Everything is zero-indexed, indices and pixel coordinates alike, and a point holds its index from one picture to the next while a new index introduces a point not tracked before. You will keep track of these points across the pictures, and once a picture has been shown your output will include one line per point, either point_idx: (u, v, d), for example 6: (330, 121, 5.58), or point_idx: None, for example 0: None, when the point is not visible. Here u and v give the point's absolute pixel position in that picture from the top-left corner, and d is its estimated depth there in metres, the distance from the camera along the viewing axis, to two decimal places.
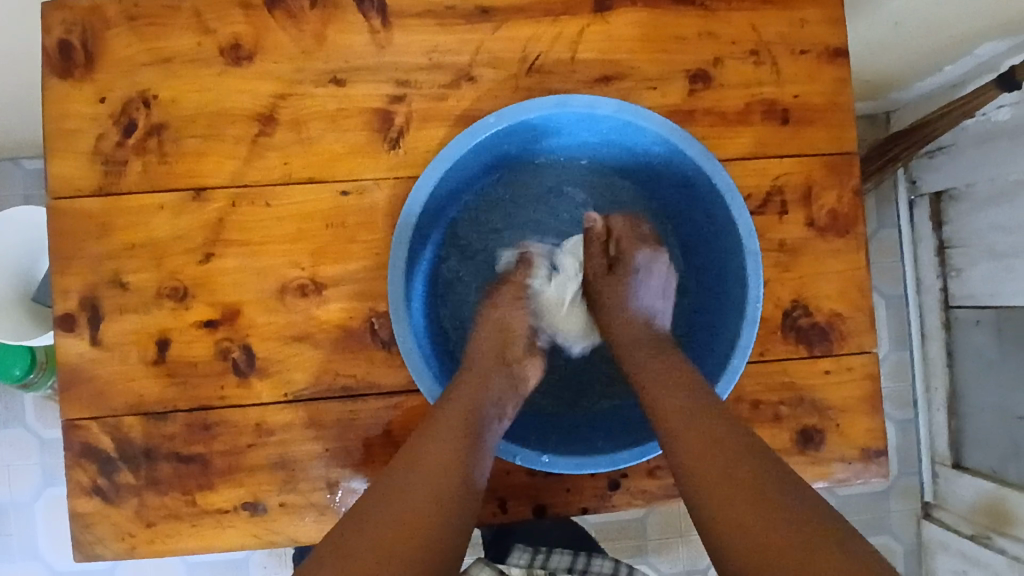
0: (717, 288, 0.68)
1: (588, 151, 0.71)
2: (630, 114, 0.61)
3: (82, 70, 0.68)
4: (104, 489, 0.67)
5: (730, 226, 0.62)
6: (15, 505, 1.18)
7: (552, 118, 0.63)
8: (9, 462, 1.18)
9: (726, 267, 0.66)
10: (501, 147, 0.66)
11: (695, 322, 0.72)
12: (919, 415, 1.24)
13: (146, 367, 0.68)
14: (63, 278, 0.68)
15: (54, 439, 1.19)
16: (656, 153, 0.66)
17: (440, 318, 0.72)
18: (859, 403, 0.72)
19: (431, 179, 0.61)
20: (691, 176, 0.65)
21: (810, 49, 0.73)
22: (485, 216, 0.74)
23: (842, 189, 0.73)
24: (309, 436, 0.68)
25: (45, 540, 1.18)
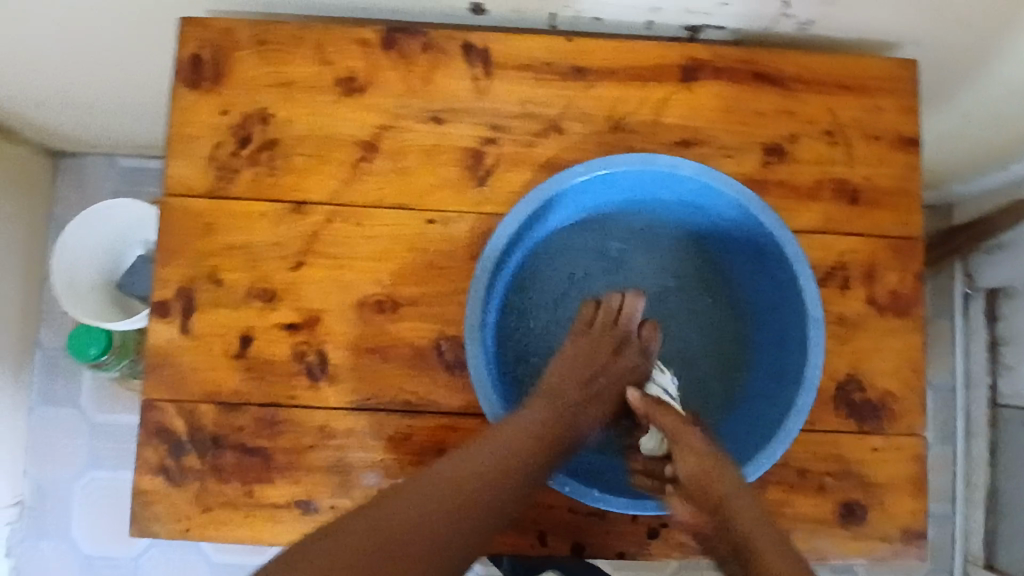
0: (777, 351, 0.71)
1: (665, 207, 0.75)
2: (711, 179, 0.65)
3: (209, 84, 0.75)
4: (170, 469, 0.72)
5: (795, 293, 0.66)
6: (55, 484, 1.43)
7: (636, 173, 0.68)
8: (57, 444, 1.43)
9: (788, 332, 0.68)
10: (584, 194, 0.70)
11: (751, 381, 0.74)
12: (957, 511, 1.22)
13: (227, 359, 0.72)
14: (164, 268, 0.73)
15: (100, 423, 1.44)
16: (730, 216, 0.70)
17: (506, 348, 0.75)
18: (905, 483, 0.73)
19: (517, 218, 0.65)
20: (762, 241, 0.68)
21: (883, 136, 0.77)
22: (560, 256, 0.77)
23: (904, 272, 0.75)
24: (366, 445, 0.72)
25: (76, 519, 1.42)
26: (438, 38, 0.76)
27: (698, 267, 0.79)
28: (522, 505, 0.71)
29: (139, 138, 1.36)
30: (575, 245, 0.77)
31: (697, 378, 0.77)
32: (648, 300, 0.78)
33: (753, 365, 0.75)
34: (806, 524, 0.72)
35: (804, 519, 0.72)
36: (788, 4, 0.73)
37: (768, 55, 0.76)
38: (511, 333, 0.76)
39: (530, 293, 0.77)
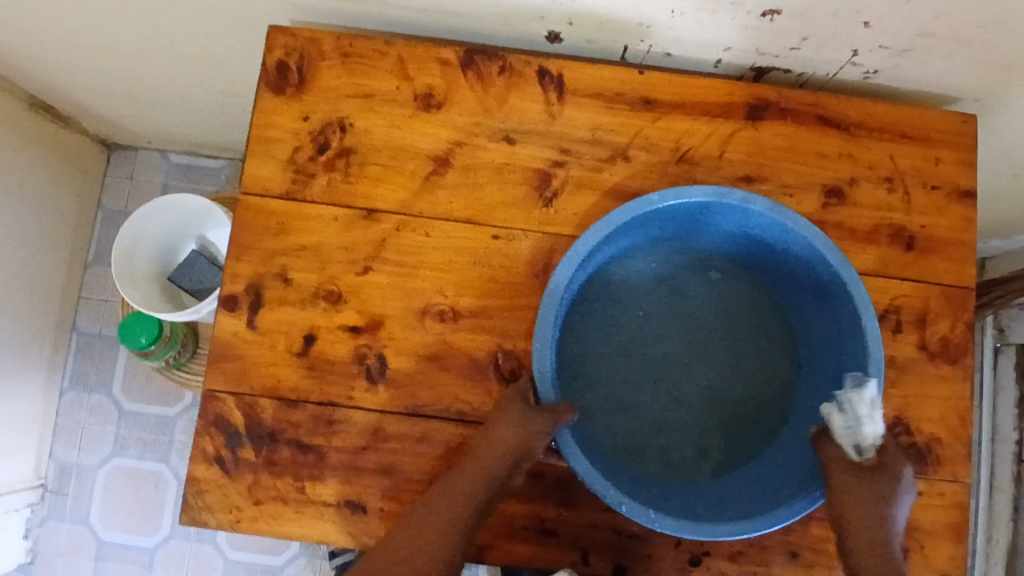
0: (833, 387, 0.72)
1: (729, 239, 0.77)
2: (779, 215, 0.67)
3: (293, 90, 0.78)
4: (224, 460, 0.73)
5: (856, 331, 0.67)
6: (79, 469, 1.44)
7: (704, 206, 0.70)
8: (85, 428, 1.45)
9: (844, 369, 0.70)
10: (651, 223, 0.73)
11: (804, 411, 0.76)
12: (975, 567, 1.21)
13: (289, 356, 0.74)
14: (236, 263, 0.75)
15: (129, 409, 1.45)
16: (795, 253, 0.72)
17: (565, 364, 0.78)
18: (946, 529, 0.73)
19: (589, 242, 0.67)
20: (825, 279, 0.70)
21: (940, 186, 0.79)
22: (619, 279, 0.80)
23: (955, 320, 0.76)
24: (418, 451, 0.73)
25: (97, 507, 1.44)
26: (516, 62, 0.78)
27: (754, 300, 0.81)
28: (568, 522, 0.72)
29: (195, 134, 1.40)
30: (634, 267, 0.80)
31: (746, 405, 0.78)
32: (704, 328, 0.80)
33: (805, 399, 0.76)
34: None
35: None
36: (857, 53, 0.76)
37: (833, 101, 0.79)
38: (569, 349, 0.78)
39: (588, 312, 0.79)
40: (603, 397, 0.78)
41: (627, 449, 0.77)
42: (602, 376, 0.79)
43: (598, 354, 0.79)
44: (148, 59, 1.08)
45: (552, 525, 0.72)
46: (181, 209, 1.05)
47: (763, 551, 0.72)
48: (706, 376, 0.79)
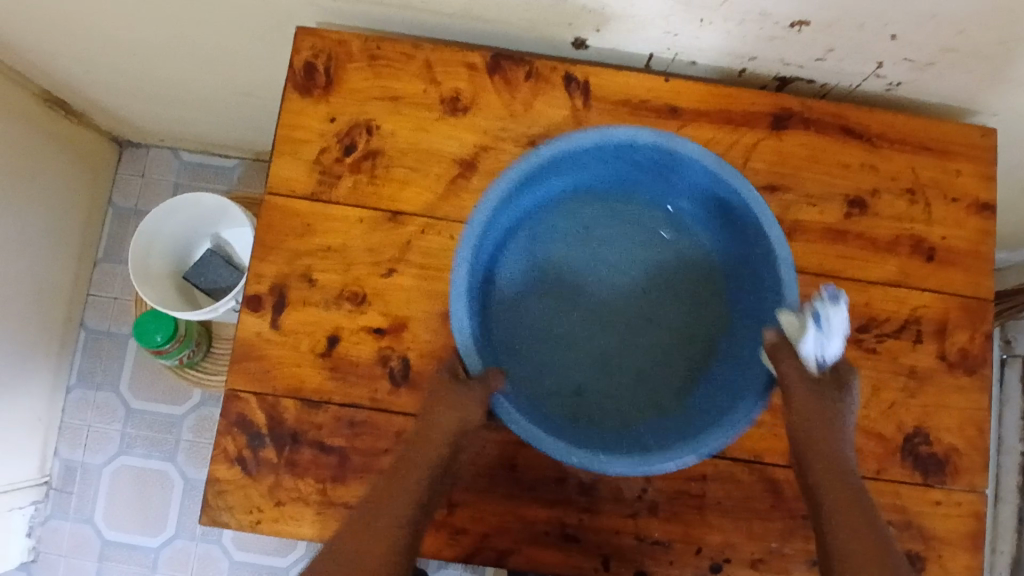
0: (757, 315, 0.72)
1: (624, 176, 0.77)
2: (667, 145, 0.68)
3: (319, 91, 0.78)
4: (245, 460, 0.72)
5: (763, 245, 0.68)
6: (84, 467, 1.43)
7: (597, 149, 0.70)
8: (91, 426, 1.44)
9: (763, 288, 0.71)
10: (554, 172, 0.73)
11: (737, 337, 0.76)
12: None
13: (312, 357, 0.74)
14: (260, 263, 0.75)
15: (136, 408, 1.44)
16: (693, 179, 0.72)
17: (495, 327, 0.77)
18: (962, 539, 0.74)
19: (496, 193, 0.66)
20: (727, 199, 0.71)
21: (960, 199, 0.79)
22: (538, 238, 0.80)
23: (974, 331, 0.77)
24: (440, 454, 0.73)
25: (101, 506, 1.42)
26: (542, 68, 0.79)
27: (670, 233, 0.81)
28: (589, 528, 0.72)
29: (209, 133, 1.40)
30: (551, 222, 0.80)
31: (682, 338, 0.79)
32: (628, 270, 0.80)
33: (735, 332, 0.77)
34: None
35: None
36: (881, 65, 0.76)
37: (856, 112, 0.80)
38: (496, 311, 0.78)
39: (513, 272, 0.79)
40: (537, 351, 0.77)
41: (573, 402, 0.76)
42: (531, 331, 0.78)
43: (527, 311, 0.78)
44: (167, 58, 1.08)
45: (573, 531, 0.72)
46: (199, 209, 1.05)
47: (783, 559, 0.72)
48: (639, 315, 0.79)
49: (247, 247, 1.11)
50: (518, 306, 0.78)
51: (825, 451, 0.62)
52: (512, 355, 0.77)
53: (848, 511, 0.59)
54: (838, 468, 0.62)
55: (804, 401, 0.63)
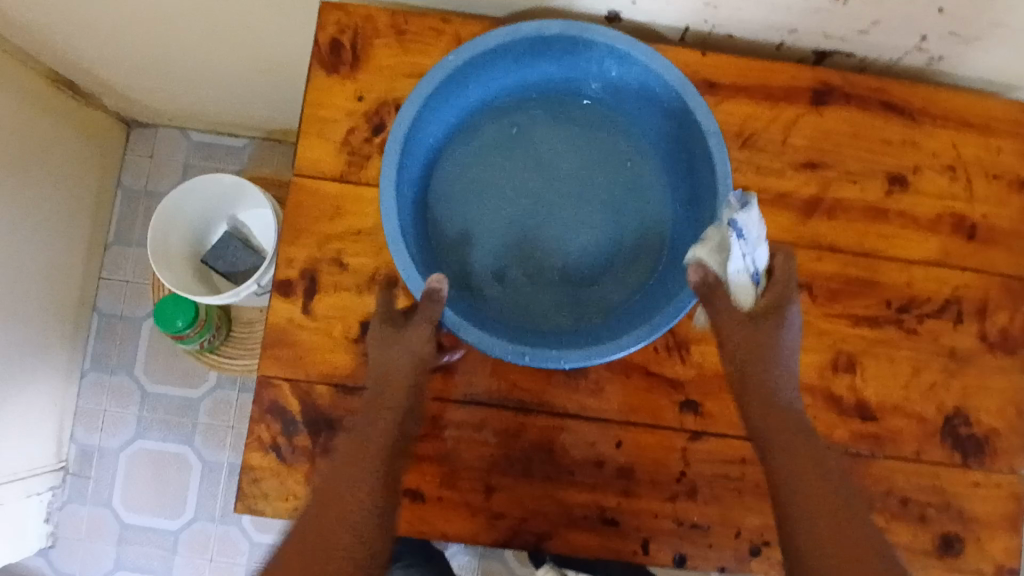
0: (695, 206, 0.67)
1: (548, 71, 0.69)
2: (578, 32, 0.62)
3: (347, 68, 0.76)
4: (280, 447, 0.71)
5: (696, 131, 0.64)
6: (100, 451, 1.43)
7: (507, 48, 0.64)
8: (106, 409, 1.43)
9: (699, 175, 0.66)
10: (472, 76, 0.66)
11: (682, 226, 0.69)
12: None
13: (344, 342, 0.73)
14: (290, 246, 0.73)
15: (151, 391, 1.44)
16: (615, 69, 0.67)
17: (438, 250, 0.69)
18: (1001, 520, 0.73)
19: (416, 103, 0.61)
20: (646, 83, 0.65)
21: (1002, 176, 0.78)
22: (470, 149, 0.71)
23: (1014, 311, 0.76)
24: (477, 439, 0.72)
25: (119, 490, 1.42)
26: None
27: (607, 125, 0.73)
28: (627, 511, 0.71)
29: (220, 113, 1.38)
30: (481, 131, 0.72)
31: (634, 236, 0.71)
32: (568, 169, 0.71)
33: (677, 222, 0.70)
34: (906, 554, 0.72)
35: (905, 549, 0.72)
36: (925, 39, 0.74)
37: (897, 86, 0.78)
38: (437, 233, 0.70)
39: (451, 190, 0.71)
40: (485, 268, 0.70)
41: (529, 315, 0.69)
42: (478, 250, 0.70)
43: (468, 226, 0.70)
44: (181, 33, 1.05)
45: (611, 515, 0.71)
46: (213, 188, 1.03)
47: None
48: (585, 215, 0.71)
49: (265, 228, 1.10)
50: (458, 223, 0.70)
51: (762, 385, 0.64)
52: (458, 275, 0.69)
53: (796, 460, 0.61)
54: (785, 408, 0.63)
55: (736, 330, 0.64)
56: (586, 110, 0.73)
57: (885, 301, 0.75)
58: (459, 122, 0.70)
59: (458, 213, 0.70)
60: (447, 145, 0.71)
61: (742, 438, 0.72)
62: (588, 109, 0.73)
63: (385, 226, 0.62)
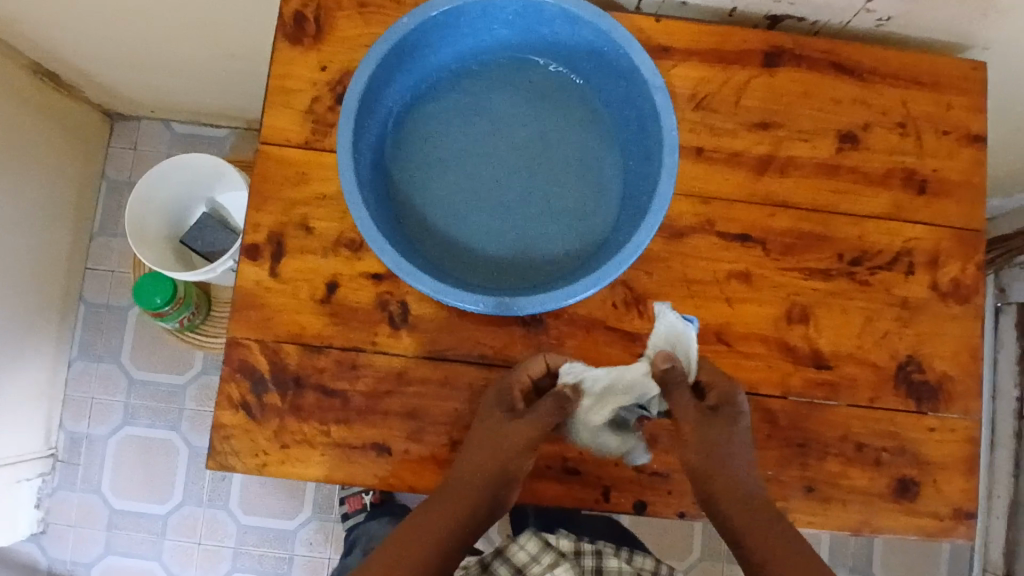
0: (645, 160, 0.69)
1: (502, 34, 0.71)
2: None
3: (310, 39, 0.78)
4: (250, 406, 0.73)
5: (642, 87, 0.66)
6: (89, 439, 1.45)
7: (459, 10, 0.66)
8: (94, 397, 1.45)
9: (648, 130, 0.68)
10: (426, 40, 0.68)
11: (634, 181, 0.71)
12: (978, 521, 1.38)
13: (312, 303, 0.75)
14: (256, 212, 0.75)
15: (138, 378, 1.45)
16: (566, 30, 0.69)
17: (397, 210, 0.72)
18: (956, 463, 0.75)
19: (370, 63, 0.64)
20: (595, 42, 0.68)
21: (951, 131, 0.80)
22: (428, 113, 0.73)
23: (966, 262, 0.78)
24: (442, 395, 0.74)
25: (108, 476, 1.44)
26: None
27: (562, 88, 0.74)
28: (589, 460, 0.74)
29: (202, 103, 1.40)
30: (439, 96, 0.74)
31: (589, 193, 0.72)
32: (524, 131, 0.73)
33: (629, 178, 0.72)
34: (862, 497, 0.74)
35: (861, 492, 0.74)
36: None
37: (846, 47, 0.80)
38: (396, 194, 0.72)
39: (411, 153, 0.73)
40: (444, 227, 0.72)
41: (487, 271, 0.71)
42: (437, 210, 0.72)
43: (427, 187, 0.72)
44: (157, 19, 1.07)
45: (574, 464, 0.74)
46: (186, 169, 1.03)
47: (780, 486, 0.74)
48: (541, 175, 0.73)
49: (241, 209, 1.11)
50: (416, 184, 0.72)
51: (727, 469, 0.68)
52: (418, 234, 0.72)
53: (769, 539, 0.64)
54: (758, 505, 0.67)
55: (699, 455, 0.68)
56: (540, 71, 0.75)
57: (838, 255, 0.77)
58: (418, 88, 0.72)
59: (417, 175, 0.73)
60: (405, 108, 0.73)
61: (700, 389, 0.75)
62: (543, 73, 0.75)
63: (342, 183, 0.64)
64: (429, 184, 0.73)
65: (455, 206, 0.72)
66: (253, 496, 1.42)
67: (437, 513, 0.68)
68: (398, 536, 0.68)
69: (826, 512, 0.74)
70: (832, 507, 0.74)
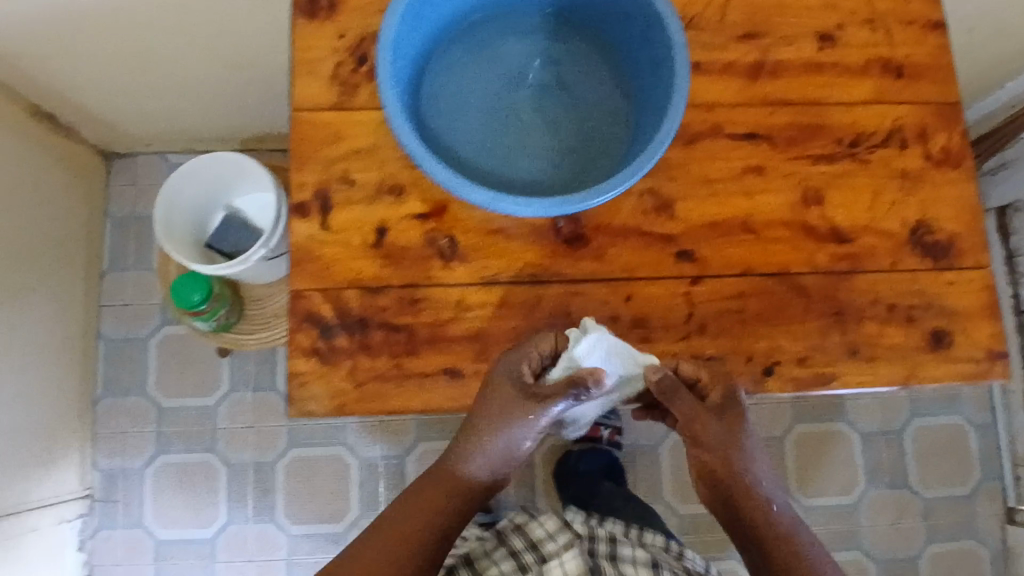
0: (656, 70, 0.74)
1: None
2: None
3: (324, 12, 0.83)
4: (322, 352, 0.77)
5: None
6: (125, 472, 1.44)
7: None
8: (125, 431, 1.45)
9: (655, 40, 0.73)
10: None
11: (647, 94, 0.76)
12: (997, 418, 1.47)
13: (365, 249, 0.79)
14: (300, 173, 0.80)
15: (167, 407, 1.46)
16: None
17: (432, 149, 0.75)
18: (980, 310, 0.81)
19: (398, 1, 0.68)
20: None
21: (915, 21, 0.88)
22: (446, 65, 0.78)
23: (950, 132, 0.85)
24: (501, 315, 0.78)
25: (150, 506, 1.43)
26: None
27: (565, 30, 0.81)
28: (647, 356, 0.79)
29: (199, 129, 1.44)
30: (454, 48, 0.79)
31: (606, 116, 0.78)
32: (538, 70, 0.79)
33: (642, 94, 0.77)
34: (901, 352, 0.80)
35: (899, 348, 0.80)
36: None
37: None
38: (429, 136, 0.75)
39: (436, 101, 0.77)
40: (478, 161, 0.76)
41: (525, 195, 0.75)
42: (468, 147, 0.76)
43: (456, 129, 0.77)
44: (164, 43, 1.11)
45: None
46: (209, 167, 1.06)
47: (826, 353, 0.79)
48: (560, 105, 0.78)
49: (261, 208, 1.15)
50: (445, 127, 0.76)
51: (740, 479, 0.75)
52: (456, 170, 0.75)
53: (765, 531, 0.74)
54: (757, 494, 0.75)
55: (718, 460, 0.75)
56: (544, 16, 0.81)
57: (837, 140, 0.83)
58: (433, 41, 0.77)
59: (445, 119, 0.77)
60: (425, 60, 0.77)
61: (737, 276, 0.80)
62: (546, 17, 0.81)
63: (387, 116, 0.67)
64: (456, 125, 0.77)
65: (485, 141, 0.76)
66: (300, 503, 1.43)
67: (423, 510, 0.75)
68: (398, 507, 0.76)
69: (871, 370, 0.79)
70: (875, 364, 0.79)
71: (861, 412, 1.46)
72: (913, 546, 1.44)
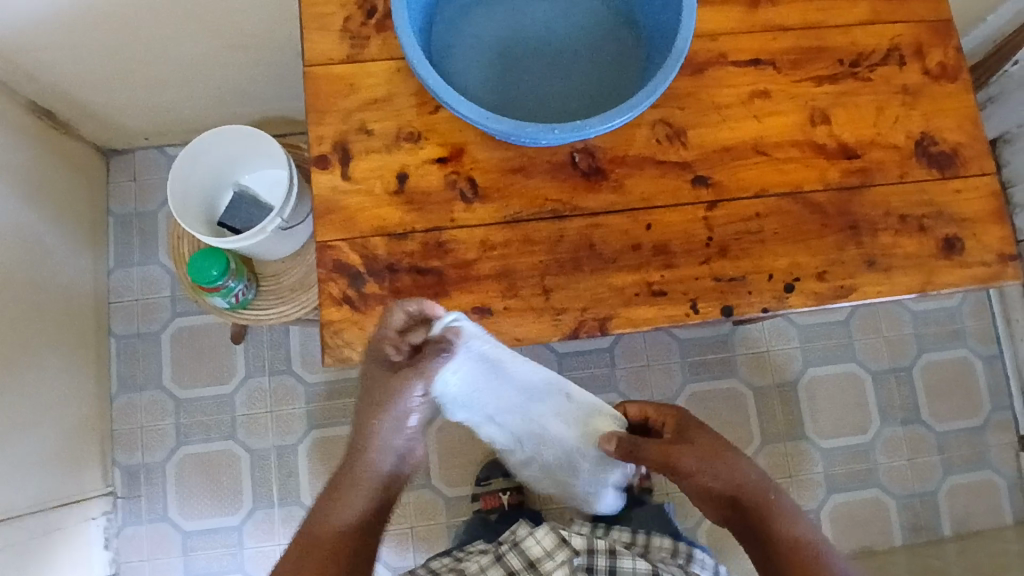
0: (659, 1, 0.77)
1: None
2: None
3: None
4: (353, 299, 0.78)
5: None
6: (146, 467, 1.44)
7: None
8: (143, 426, 1.45)
9: None
10: None
11: (653, 27, 0.79)
12: (1002, 349, 1.49)
13: (387, 196, 0.80)
14: (318, 127, 0.81)
15: (184, 398, 1.46)
16: None
17: None
18: (988, 215, 0.84)
19: None
20: None
21: None
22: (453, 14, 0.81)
23: (945, 47, 0.88)
24: (526, 251, 0.79)
25: (173, 499, 1.43)
26: None
27: None
28: (672, 281, 0.80)
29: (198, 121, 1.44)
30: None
31: (613, 51, 0.81)
32: (543, 12, 0.82)
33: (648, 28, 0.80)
34: (917, 260, 0.82)
35: (914, 256, 0.82)
36: None
37: None
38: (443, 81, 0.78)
39: (446, 48, 0.80)
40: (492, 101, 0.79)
41: None
42: (481, 89, 0.79)
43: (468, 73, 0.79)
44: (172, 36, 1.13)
45: (660, 287, 0.79)
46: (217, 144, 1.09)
47: (845, 265, 0.81)
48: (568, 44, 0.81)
49: (270, 185, 1.16)
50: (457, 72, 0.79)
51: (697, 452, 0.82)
52: None
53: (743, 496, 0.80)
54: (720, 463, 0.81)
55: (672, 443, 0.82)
56: None
57: (838, 61, 0.86)
58: None
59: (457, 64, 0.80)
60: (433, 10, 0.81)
61: (752, 197, 0.82)
62: None
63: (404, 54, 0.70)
64: (467, 73, 0.80)
65: (497, 82, 0.79)
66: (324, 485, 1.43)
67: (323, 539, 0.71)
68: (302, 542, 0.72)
69: (888, 279, 0.81)
70: (892, 273, 0.81)
71: (868, 353, 1.48)
72: (929, 482, 1.45)
